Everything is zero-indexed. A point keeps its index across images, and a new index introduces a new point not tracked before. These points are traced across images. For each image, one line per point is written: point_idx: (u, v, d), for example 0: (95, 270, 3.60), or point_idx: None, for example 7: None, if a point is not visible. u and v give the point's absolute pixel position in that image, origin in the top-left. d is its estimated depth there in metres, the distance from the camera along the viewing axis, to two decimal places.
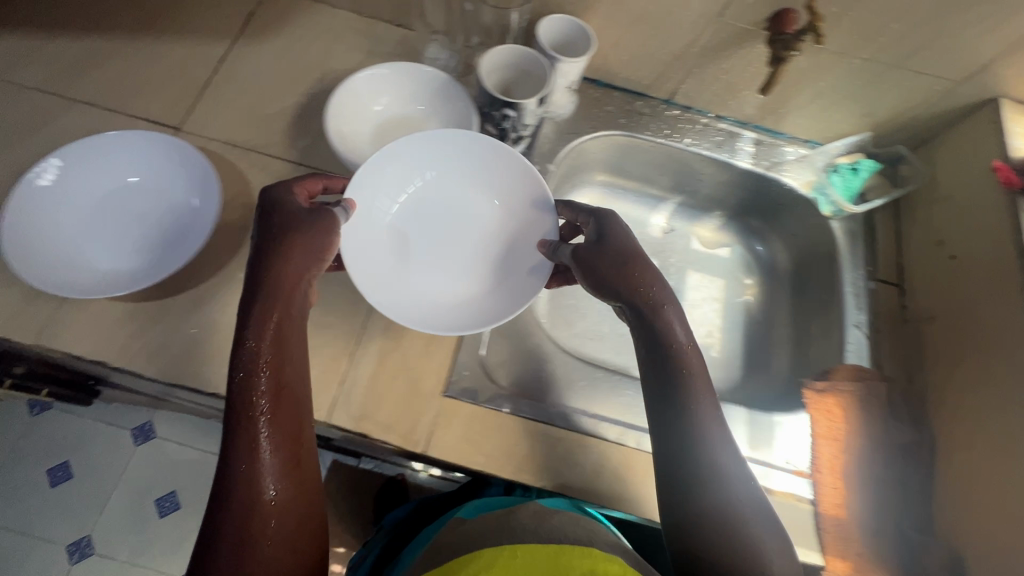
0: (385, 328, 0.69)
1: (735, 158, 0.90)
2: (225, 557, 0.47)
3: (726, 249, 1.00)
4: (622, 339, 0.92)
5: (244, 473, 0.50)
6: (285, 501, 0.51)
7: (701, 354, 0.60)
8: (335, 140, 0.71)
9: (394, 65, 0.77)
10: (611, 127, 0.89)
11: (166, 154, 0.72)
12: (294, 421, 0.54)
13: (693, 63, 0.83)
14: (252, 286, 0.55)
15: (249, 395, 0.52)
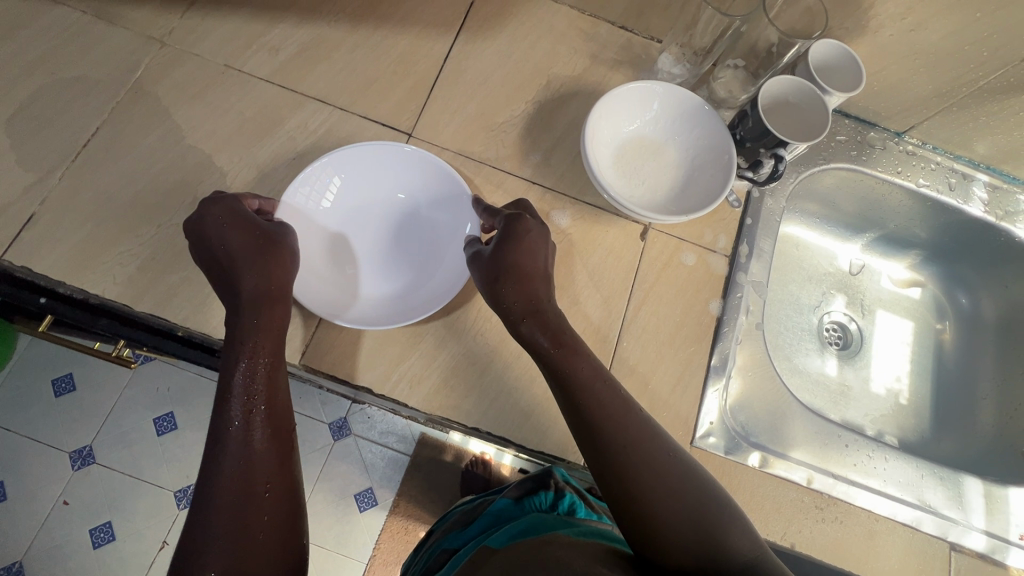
0: (632, 369, 0.68)
1: (967, 203, 0.85)
2: (218, 543, 0.45)
3: (918, 291, 0.96)
4: (812, 380, 0.90)
5: (238, 465, 0.48)
6: (275, 494, 0.49)
7: (627, 398, 0.54)
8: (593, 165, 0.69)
9: (663, 88, 0.73)
10: (842, 159, 0.84)
11: (371, 176, 0.68)
12: (281, 419, 0.52)
13: (956, 102, 0.77)
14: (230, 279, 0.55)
15: (238, 384, 0.51)
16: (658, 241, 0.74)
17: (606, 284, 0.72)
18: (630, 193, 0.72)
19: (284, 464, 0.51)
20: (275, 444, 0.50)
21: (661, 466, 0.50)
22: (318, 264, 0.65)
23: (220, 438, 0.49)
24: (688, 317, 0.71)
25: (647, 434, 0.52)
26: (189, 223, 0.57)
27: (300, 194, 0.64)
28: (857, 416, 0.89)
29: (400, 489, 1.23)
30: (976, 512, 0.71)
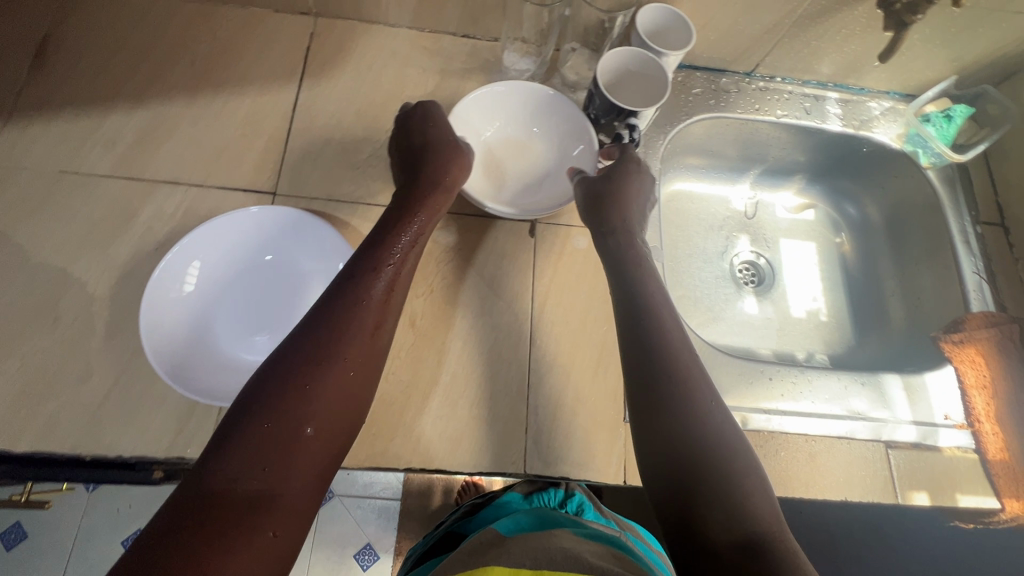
0: (551, 364, 0.68)
1: (825, 122, 0.89)
2: (277, 396, 0.47)
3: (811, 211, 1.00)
4: (736, 321, 0.93)
5: (334, 334, 0.51)
6: (352, 383, 0.51)
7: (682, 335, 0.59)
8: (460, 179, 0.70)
9: (508, 86, 0.74)
10: (702, 110, 0.87)
11: (228, 249, 0.63)
12: (358, 381, 0.51)
13: (784, 34, 0.81)
14: (407, 226, 0.61)
15: (377, 263, 0.57)
16: (549, 233, 0.75)
17: (508, 288, 0.72)
18: (504, 193, 0.74)
19: (344, 424, 0.50)
20: (342, 400, 0.49)
21: (713, 420, 0.52)
22: (196, 354, 0.59)
23: (296, 360, 0.49)
24: (593, 298, 0.72)
25: (711, 396, 0.54)
26: (405, 112, 0.71)
27: (157, 287, 0.58)
28: (786, 344, 0.92)
29: (398, 539, 1.20)
30: (902, 407, 0.75)
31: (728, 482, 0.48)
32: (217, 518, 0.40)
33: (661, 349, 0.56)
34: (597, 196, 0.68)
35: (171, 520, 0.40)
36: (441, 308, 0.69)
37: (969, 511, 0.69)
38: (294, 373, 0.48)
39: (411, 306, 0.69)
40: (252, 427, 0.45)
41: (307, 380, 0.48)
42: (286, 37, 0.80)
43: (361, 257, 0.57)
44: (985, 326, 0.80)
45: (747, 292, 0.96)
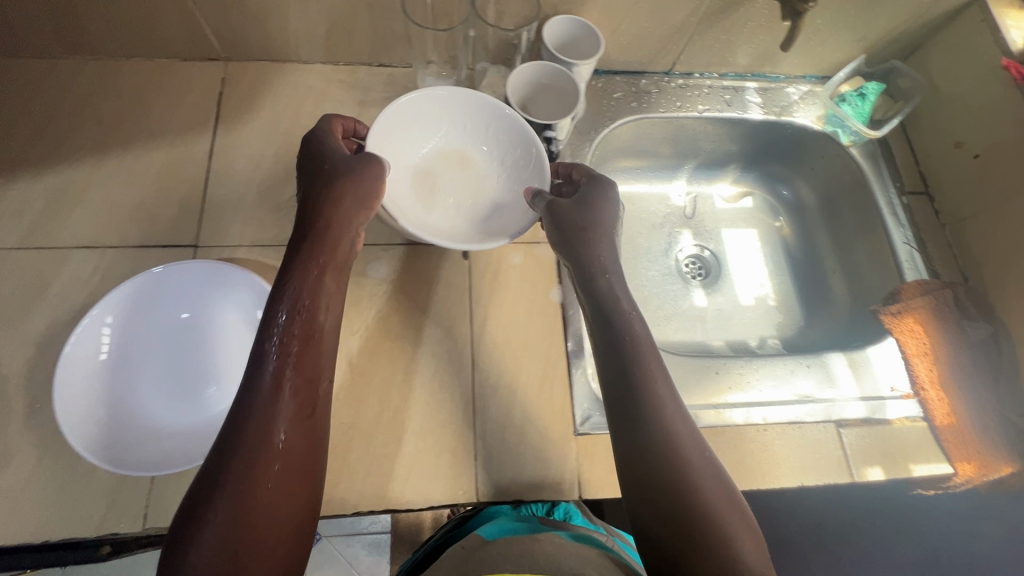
0: (495, 386, 0.68)
1: (747, 113, 0.91)
2: (213, 503, 0.43)
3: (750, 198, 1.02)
4: (687, 316, 0.93)
5: (259, 416, 0.46)
6: (292, 455, 0.46)
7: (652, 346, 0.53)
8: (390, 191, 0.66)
9: (437, 96, 0.71)
10: (625, 113, 0.88)
11: (139, 311, 0.61)
12: (294, 473, 0.46)
13: (692, 31, 0.82)
14: (319, 268, 0.54)
15: (288, 323, 0.50)
16: (482, 253, 0.75)
17: (445, 314, 0.71)
18: (433, 205, 0.71)
19: (286, 526, 0.44)
20: (280, 498, 0.44)
21: (694, 473, 0.47)
22: (118, 426, 0.57)
23: (222, 460, 0.44)
24: (532, 313, 0.72)
25: (691, 440, 0.49)
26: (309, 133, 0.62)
27: (66, 363, 0.55)
28: (738, 332, 0.93)
29: (390, 570, 1.19)
30: (850, 384, 0.76)
31: (708, 539, 0.44)
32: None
33: (631, 396, 0.50)
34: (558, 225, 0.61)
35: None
36: (378, 342, 0.68)
37: (924, 479, 0.70)
38: (214, 485, 0.43)
39: (346, 344, 0.67)
40: (191, 546, 0.41)
41: (229, 491, 0.43)
42: (197, 84, 0.79)
43: (265, 318, 0.51)
44: (920, 295, 0.80)
45: (696, 285, 0.96)
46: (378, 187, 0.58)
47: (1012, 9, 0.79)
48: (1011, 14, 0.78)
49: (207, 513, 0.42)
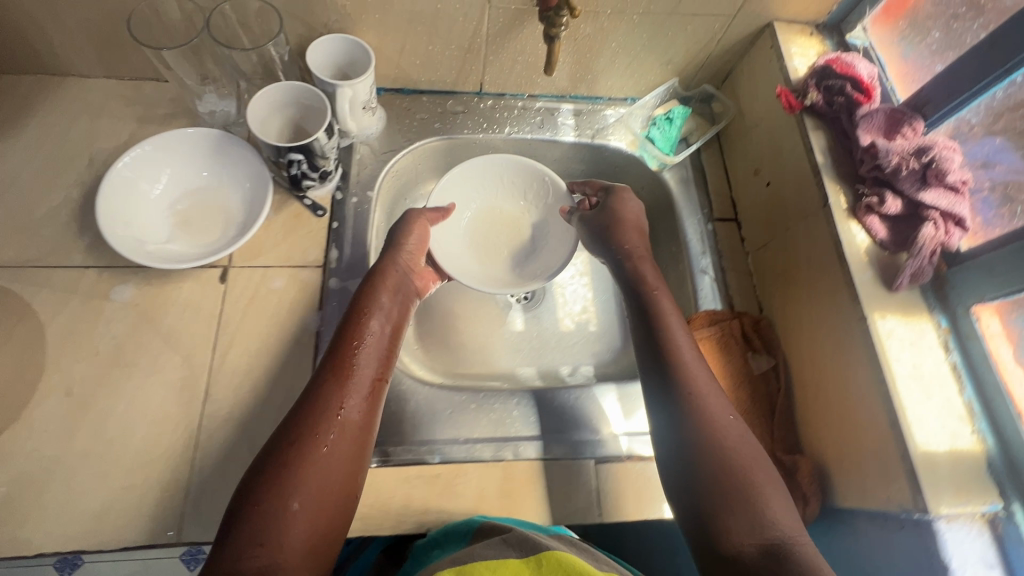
0: (225, 419, 0.65)
1: (558, 135, 0.89)
2: (258, 493, 0.48)
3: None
4: (500, 340, 0.91)
5: (336, 414, 0.54)
6: (349, 433, 0.55)
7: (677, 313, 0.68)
8: (133, 248, 0.66)
9: (158, 137, 0.70)
10: (427, 134, 0.86)
11: None
12: (354, 442, 0.54)
13: (485, 52, 0.80)
14: (378, 301, 0.65)
15: (370, 331, 0.62)
16: (241, 278, 0.72)
17: (187, 341, 0.68)
18: (190, 245, 0.71)
19: (341, 487, 0.52)
20: (337, 462, 0.52)
21: (704, 451, 0.56)
22: None
23: (275, 449, 0.52)
24: (283, 341, 0.70)
25: (720, 410, 0.59)
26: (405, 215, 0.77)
27: None
28: (551, 359, 0.91)
29: None
30: (617, 415, 0.72)
31: (749, 493, 0.53)
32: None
33: (677, 387, 0.61)
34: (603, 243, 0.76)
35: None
36: (104, 370, 0.65)
37: None
38: (286, 445, 0.52)
39: (69, 372, 0.64)
40: (242, 512, 0.47)
41: (319, 443, 0.52)
42: None
43: (346, 321, 0.62)
44: (707, 325, 0.76)
45: (523, 310, 0.95)
46: (422, 230, 0.74)
47: (800, 37, 0.78)
48: (799, 41, 0.78)
49: (261, 490, 0.49)
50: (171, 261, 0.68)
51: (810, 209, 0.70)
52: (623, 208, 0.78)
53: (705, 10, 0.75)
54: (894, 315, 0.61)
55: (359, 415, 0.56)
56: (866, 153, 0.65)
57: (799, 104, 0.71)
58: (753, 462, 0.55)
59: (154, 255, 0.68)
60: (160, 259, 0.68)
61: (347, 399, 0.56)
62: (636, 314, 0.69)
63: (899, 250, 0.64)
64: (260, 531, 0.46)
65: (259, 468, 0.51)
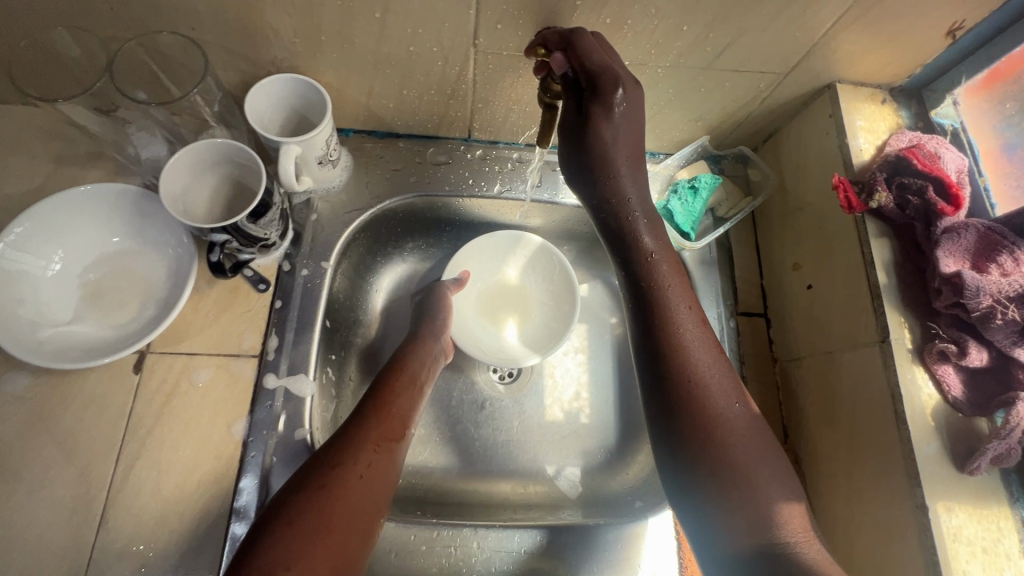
0: (125, 549, 0.54)
1: (559, 196, 0.75)
2: (283, 513, 0.45)
3: (583, 286, 0.83)
4: (471, 430, 0.75)
5: (370, 442, 0.53)
6: (381, 468, 0.52)
7: (691, 313, 0.53)
8: (20, 342, 0.53)
9: (54, 200, 0.58)
10: (400, 190, 0.72)
11: None
12: (390, 478, 0.52)
13: (472, 98, 0.65)
14: (422, 341, 0.66)
15: (408, 367, 0.62)
16: (159, 369, 0.60)
17: (86, 447, 0.57)
18: (97, 330, 0.58)
19: (369, 517, 0.49)
20: (374, 491, 0.50)
21: (721, 502, 0.45)
22: None
23: (309, 472, 0.49)
24: (201, 454, 0.58)
25: (736, 436, 0.47)
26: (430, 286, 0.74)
27: None
28: (532, 458, 0.74)
29: None
30: (593, 568, 0.60)
31: (776, 549, 0.43)
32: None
33: (694, 435, 0.47)
34: (620, 247, 0.56)
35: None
36: None
37: None
38: (328, 467, 0.49)
39: None
40: (268, 535, 0.44)
41: (359, 470, 0.50)
42: None
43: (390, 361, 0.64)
44: None
45: (504, 392, 0.78)
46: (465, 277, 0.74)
47: (868, 105, 0.62)
48: (866, 111, 0.61)
49: (294, 512, 0.45)
50: (72, 354, 0.55)
51: (862, 338, 0.55)
52: (619, 143, 0.53)
53: (750, 66, 0.58)
54: (963, 507, 0.48)
55: (393, 449, 0.54)
56: (947, 283, 0.50)
57: (862, 204, 0.56)
58: (759, 496, 0.45)
59: (49, 348, 0.55)
60: (61, 354, 0.55)
61: (386, 432, 0.55)
62: (645, 354, 0.52)
63: (978, 414, 0.49)
64: (285, 554, 0.43)
65: (291, 490, 0.47)
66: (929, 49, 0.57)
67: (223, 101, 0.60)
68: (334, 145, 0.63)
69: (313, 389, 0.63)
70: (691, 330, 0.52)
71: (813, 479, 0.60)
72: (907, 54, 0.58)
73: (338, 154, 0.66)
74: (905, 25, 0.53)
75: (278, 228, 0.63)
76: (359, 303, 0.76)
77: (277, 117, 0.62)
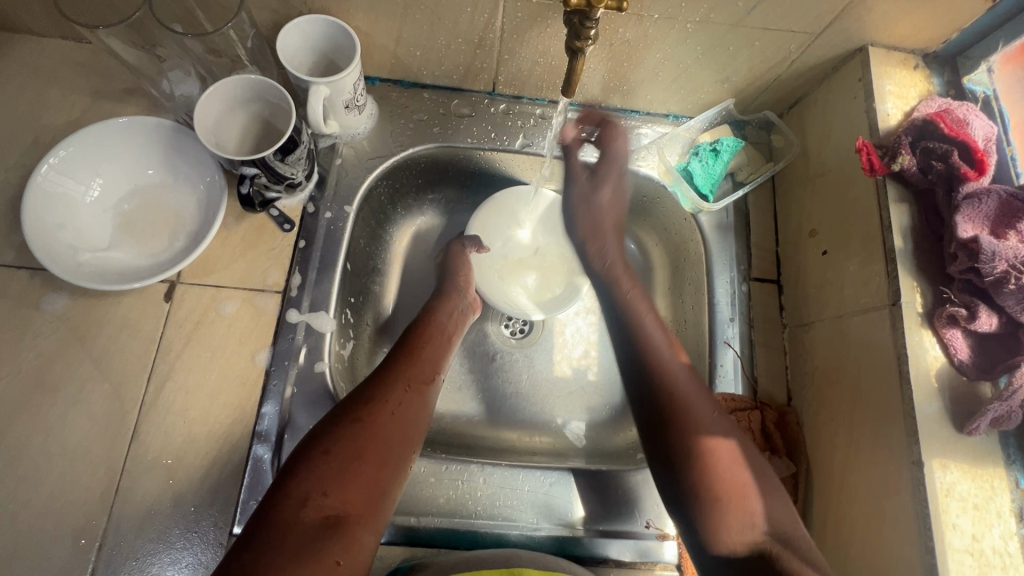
0: (155, 463, 0.58)
1: (579, 154, 0.74)
2: (322, 443, 0.49)
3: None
4: (481, 379, 0.78)
5: (401, 385, 0.56)
6: (411, 408, 0.55)
7: (694, 371, 0.60)
8: (62, 261, 0.56)
9: (92, 129, 0.61)
10: (423, 140, 0.73)
11: None
12: (420, 419, 0.56)
13: (499, 49, 0.65)
14: (449, 298, 0.70)
15: (437, 322, 0.66)
16: (188, 299, 0.63)
17: (119, 367, 0.60)
18: (132, 257, 0.61)
19: (401, 450, 0.52)
20: (405, 428, 0.54)
21: (678, 449, 0.55)
22: None
23: (345, 408, 0.53)
24: (227, 379, 0.61)
25: (695, 398, 0.57)
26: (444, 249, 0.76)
27: None
28: (540, 410, 0.77)
29: None
30: (595, 511, 0.62)
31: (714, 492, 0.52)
32: (289, 543, 0.43)
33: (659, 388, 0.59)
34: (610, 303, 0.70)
35: (243, 547, 0.43)
36: (24, 394, 0.58)
37: None
38: (361, 405, 0.53)
39: None
40: (307, 461, 0.48)
41: (390, 409, 0.53)
42: None
43: (420, 314, 0.67)
44: None
45: (514, 346, 0.80)
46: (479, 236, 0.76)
47: (900, 69, 0.61)
48: (897, 76, 0.61)
49: (331, 441, 0.49)
50: (109, 277, 0.58)
51: (873, 302, 0.56)
52: None
53: (781, 24, 0.58)
54: (958, 466, 0.49)
55: (423, 392, 0.57)
56: (963, 248, 0.50)
57: (884, 167, 0.56)
58: (713, 448, 0.54)
59: (88, 270, 0.58)
60: (97, 275, 0.58)
61: (416, 377, 0.58)
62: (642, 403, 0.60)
63: (982, 378, 0.50)
64: (323, 479, 0.47)
65: (328, 423, 0.51)
66: (967, 13, 0.56)
67: (256, 39, 0.62)
68: (361, 90, 0.64)
69: (333, 326, 0.66)
70: (680, 373, 0.60)
71: (814, 438, 0.62)
72: (943, 18, 0.57)
73: (364, 101, 0.68)
74: None
75: (304, 168, 0.64)
76: (380, 253, 0.78)
77: (305, 58, 0.63)
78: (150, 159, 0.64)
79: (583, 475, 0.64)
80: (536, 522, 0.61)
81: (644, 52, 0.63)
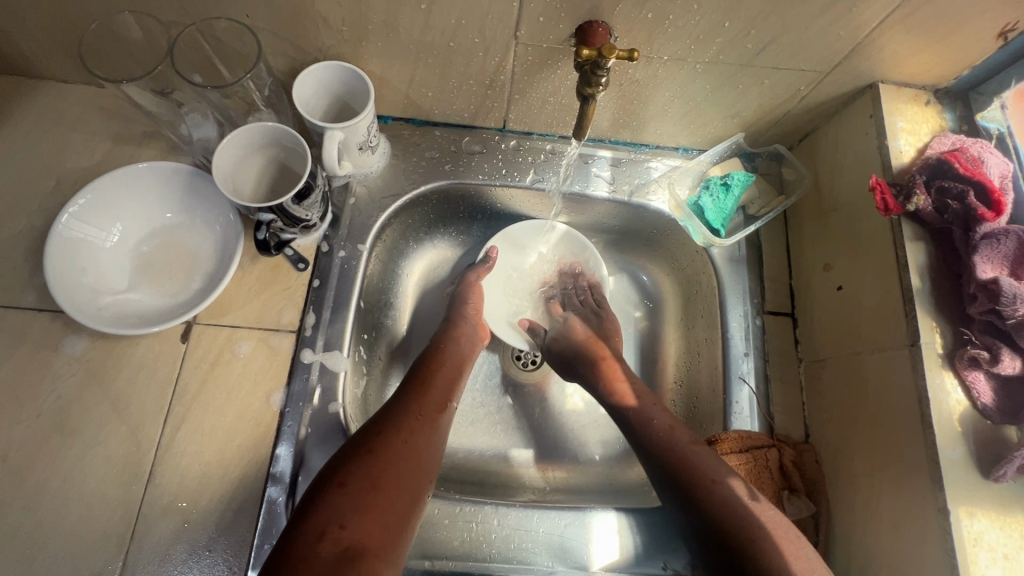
0: (171, 505, 0.58)
1: (590, 189, 0.75)
2: (336, 475, 0.49)
3: (610, 278, 0.84)
4: (494, 412, 0.77)
5: (413, 413, 0.56)
6: (424, 435, 0.55)
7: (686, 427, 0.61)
8: (83, 307, 0.57)
9: (113, 174, 0.62)
10: (434, 177, 0.74)
11: None
12: (434, 447, 0.55)
13: (510, 90, 0.66)
14: (462, 324, 0.70)
15: (449, 350, 0.66)
16: (204, 339, 0.63)
17: (136, 409, 0.60)
18: (150, 299, 0.62)
19: (415, 479, 0.52)
20: (420, 457, 0.53)
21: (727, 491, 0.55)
22: None
23: (359, 437, 0.53)
24: (242, 421, 0.61)
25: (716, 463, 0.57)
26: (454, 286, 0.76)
27: None
28: (553, 443, 0.76)
29: None
30: (610, 553, 0.61)
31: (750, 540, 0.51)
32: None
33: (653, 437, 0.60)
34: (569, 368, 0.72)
35: None
36: (43, 437, 0.58)
37: None
38: (374, 434, 0.53)
39: (6, 436, 0.58)
40: (323, 494, 0.47)
41: (403, 438, 0.53)
42: None
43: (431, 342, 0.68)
44: (738, 450, 0.62)
45: (526, 378, 0.80)
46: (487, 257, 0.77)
47: (911, 106, 0.61)
48: (909, 112, 0.61)
49: (346, 472, 0.49)
50: (129, 320, 0.59)
51: (892, 341, 0.55)
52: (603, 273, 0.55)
53: (791, 64, 0.58)
54: (986, 514, 0.48)
55: (435, 420, 0.57)
56: (982, 289, 0.50)
57: (898, 207, 0.56)
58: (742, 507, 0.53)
59: (108, 314, 0.59)
60: (117, 319, 0.59)
61: (428, 406, 0.58)
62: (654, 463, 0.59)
63: (1006, 421, 0.50)
64: (340, 512, 0.46)
65: (342, 455, 0.51)
66: (978, 51, 0.56)
67: (272, 85, 0.63)
68: (375, 132, 0.66)
69: (347, 365, 0.66)
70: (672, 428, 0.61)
71: (833, 479, 0.61)
72: (954, 56, 0.57)
73: (378, 141, 0.69)
74: (954, 25, 0.52)
75: (319, 209, 0.65)
76: (392, 285, 0.79)
77: (320, 102, 0.64)
78: (168, 202, 0.65)
79: (598, 514, 0.63)
80: (551, 564, 0.60)
81: (655, 91, 0.64)
